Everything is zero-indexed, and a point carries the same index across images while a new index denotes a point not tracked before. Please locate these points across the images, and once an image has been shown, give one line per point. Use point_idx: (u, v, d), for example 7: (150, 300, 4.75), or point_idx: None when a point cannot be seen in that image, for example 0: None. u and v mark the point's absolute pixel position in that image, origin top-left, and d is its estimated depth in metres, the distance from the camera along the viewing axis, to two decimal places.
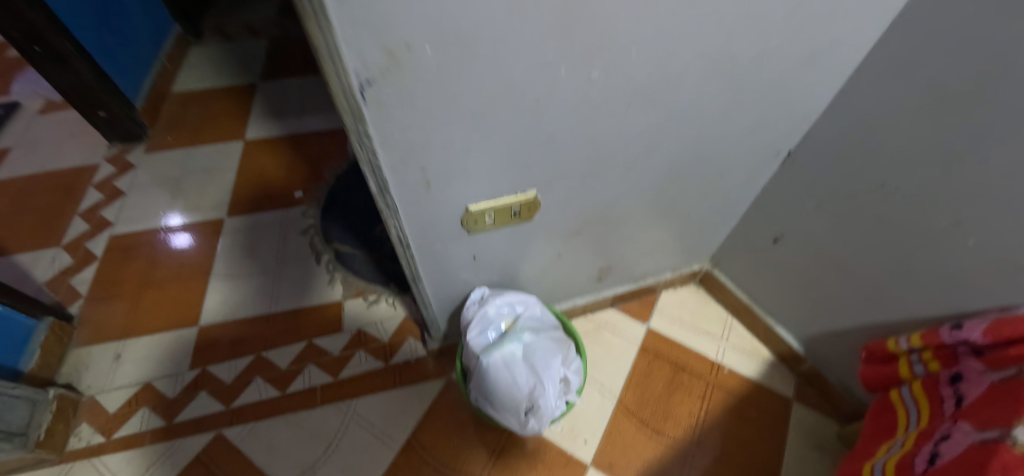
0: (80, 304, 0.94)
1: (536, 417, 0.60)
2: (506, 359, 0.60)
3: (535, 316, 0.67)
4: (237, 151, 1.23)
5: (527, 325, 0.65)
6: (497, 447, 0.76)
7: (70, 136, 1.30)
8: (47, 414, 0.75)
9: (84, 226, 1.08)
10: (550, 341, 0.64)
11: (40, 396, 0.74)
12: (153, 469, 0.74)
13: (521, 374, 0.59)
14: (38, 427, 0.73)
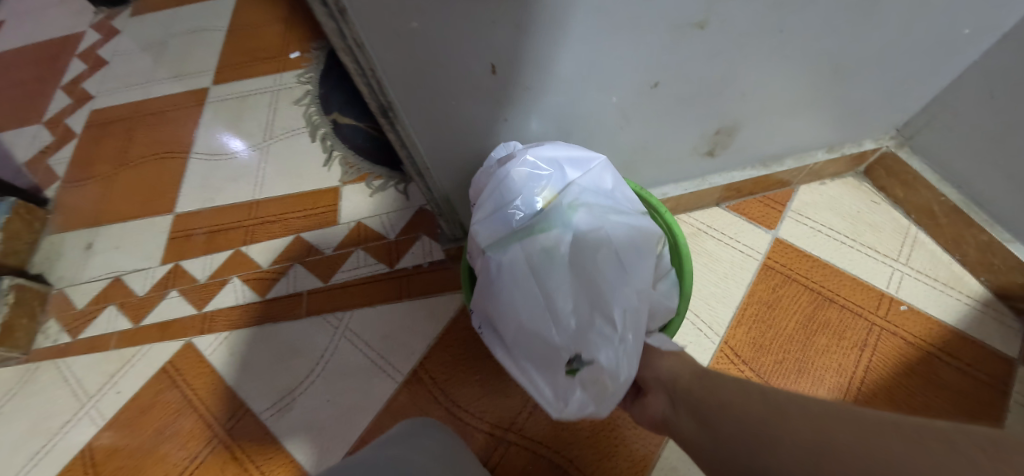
0: (56, 186, 0.81)
1: (590, 387, 0.37)
2: (534, 261, 0.38)
3: (598, 186, 0.40)
4: (227, 6, 0.98)
5: (580, 201, 0.39)
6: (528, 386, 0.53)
7: (61, 3, 1.13)
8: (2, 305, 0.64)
9: (67, 100, 0.93)
10: (620, 231, 0.39)
11: None
12: (117, 379, 0.62)
13: (559, 291, 0.38)
14: None
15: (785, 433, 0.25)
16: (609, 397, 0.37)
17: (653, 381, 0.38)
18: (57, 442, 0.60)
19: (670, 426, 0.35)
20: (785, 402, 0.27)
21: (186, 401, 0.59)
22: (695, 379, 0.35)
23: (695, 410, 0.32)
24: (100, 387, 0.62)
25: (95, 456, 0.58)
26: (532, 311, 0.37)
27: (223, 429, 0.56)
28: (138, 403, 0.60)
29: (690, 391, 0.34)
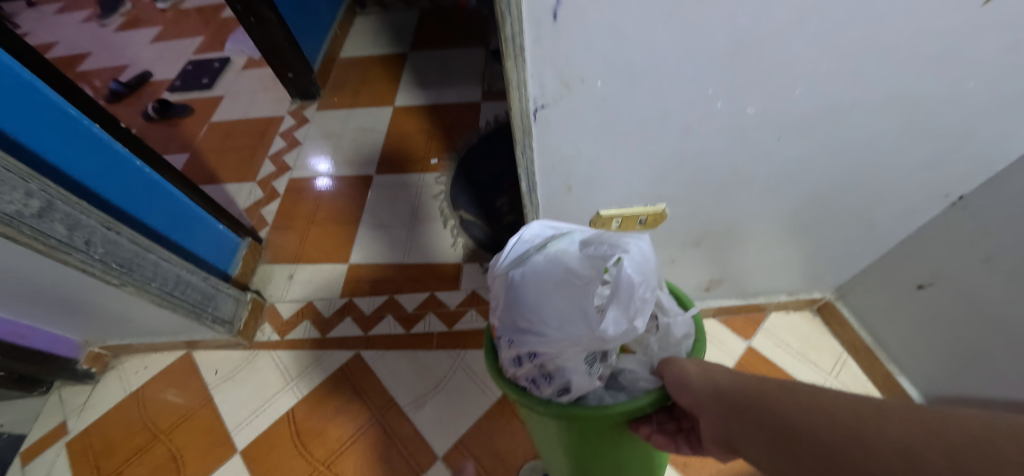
0: (267, 230, 1.21)
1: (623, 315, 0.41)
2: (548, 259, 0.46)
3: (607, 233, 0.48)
4: (387, 115, 1.40)
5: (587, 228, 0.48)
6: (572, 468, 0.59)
7: (265, 90, 1.59)
8: (245, 311, 1.02)
9: (272, 167, 1.35)
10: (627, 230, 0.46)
11: (242, 296, 1.02)
12: (310, 369, 0.97)
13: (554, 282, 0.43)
14: (239, 319, 1.00)
15: (842, 450, 0.30)
16: (638, 307, 0.42)
17: (695, 404, 0.40)
18: (270, 405, 0.95)
19: (733, 443, 0.39)
20: (841, 423, 0.31)
21: (354, 391, 0.93)
22: (737, 392, 0.38)
23: (757, 430, 0.36)
24: (299, 373, 0.97)
25: (295, 417, 0.92)
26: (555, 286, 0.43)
27: (378, 412, 0.89)
28: (323, 387, 0.94)
29: (735, 409, 0.38)
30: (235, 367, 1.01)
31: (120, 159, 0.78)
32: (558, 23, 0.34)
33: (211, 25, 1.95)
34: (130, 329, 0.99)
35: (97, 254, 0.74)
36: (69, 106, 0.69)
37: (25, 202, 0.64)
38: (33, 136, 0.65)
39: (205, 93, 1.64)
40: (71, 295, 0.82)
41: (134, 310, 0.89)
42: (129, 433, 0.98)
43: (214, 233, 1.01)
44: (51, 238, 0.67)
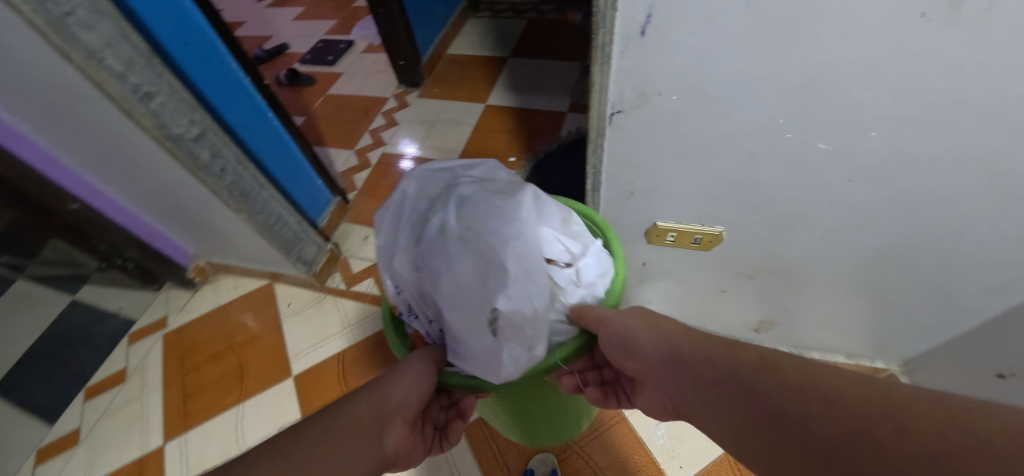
0: (355, 194, 1.35)
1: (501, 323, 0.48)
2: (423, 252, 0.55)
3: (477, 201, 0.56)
4: (477, 111, 1.50)
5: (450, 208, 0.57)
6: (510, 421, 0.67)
7: (378, 72, 1.77)
8: (322, 258, 1.15)
9: (369, 140, 1.51)
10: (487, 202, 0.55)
11: (324, 245, 1.16)
12: (365, 321, 1.08)
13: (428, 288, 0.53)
14: (317, 264, 1.14)
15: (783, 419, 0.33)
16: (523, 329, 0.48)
17: (649, 371, 0.47)
18: (326, 343, 1.07)
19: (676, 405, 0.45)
20: (758, 380, 0.36)
21: None
22: (673, 355, 0.44)
23: (709, 405, 0.39)
24: (355, 322, 1.09)
25: (345, 359, 1.03)
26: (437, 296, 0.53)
27: None
28: (374, 339, 1.05)
29: (674, 371, 0.44)
30: (304, 304, 1.15)
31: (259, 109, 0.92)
32: (647, 38, 0.40)
33: (344, 11, 2.21)
34: (232, 252, 1.17)
35: (226, 182, 0.89)
36: (234, 59, 0.84)
37: (187, 127, 0.79)
38: (205, 80, 0.80)
39: (327, 68, 1.85)
40: (198, 211, 1.00)
41: (240, 235, 1.06)
42: (212, 339, 1.15)
43: (313, 188, 1.15)
44: (197, 160, 0.83)
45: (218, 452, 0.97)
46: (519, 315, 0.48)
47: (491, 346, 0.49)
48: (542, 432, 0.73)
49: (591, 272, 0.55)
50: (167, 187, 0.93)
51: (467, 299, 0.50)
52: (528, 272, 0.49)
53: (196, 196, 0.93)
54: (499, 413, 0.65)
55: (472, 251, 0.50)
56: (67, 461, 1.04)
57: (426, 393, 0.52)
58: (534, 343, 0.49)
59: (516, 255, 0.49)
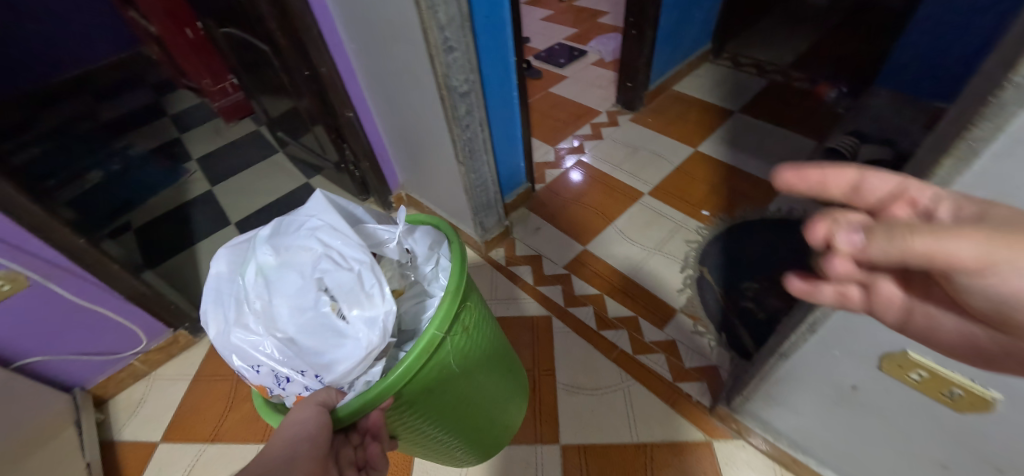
0: (542, 186, 1.42)
1: (360, 309, 0.54)
2: (262, 302, 0.55)
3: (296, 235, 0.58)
4: (685, 154, 1.45)
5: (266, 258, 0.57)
6: (439, 427, 0.68)
7: (599, 86, 1.83)
8: (497, 230, 1.23)
9: (570, 144, 1.57)
10: (309, 230, 0.57)
11: (502, 220, 1.23)
12: (510, 301, 1.14)
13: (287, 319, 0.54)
14: (491, 233, 1.21)
15: None
16: (372, 301, 0.54)
17: None
18: None
19: None
20: None
21: (531, 341, 1.05)
22: None
23: None
24: (500, 298, 1.15)
25: None
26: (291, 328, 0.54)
27: (537, 372, 1.01)
28: (512, 321, 1.10)
29: None
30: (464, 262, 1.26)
31: (507, 74, 1.02)
32: None
33: (586, 22, 2.32)
34: (428, 195, 1.31)
35: (465, 136, 0.97)
36: (511, 27, 0.95)
37: (462, 82, 0.89)
38: (486, 38, 0.91)
39: (555, 69, 1.98)
40: (427, 150, 1.13)
41: (447, 184, 1.17)
42: None
43: (513, 167, 1.23)
44: (455, 111, 0.92)
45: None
46: (355, 286, 0.54)
47: (342, 329, 0.54)
48: (467, 432, 0.75)
49: (418, 245, 0.66)
50: (416, 122, 1.07)
51: (306, 305, 0.53)
52: (342, 249, 0.56)
53: (433, 136, 1.05)
54: (418, 430, 0.65)
55: (289, 266, 0.55)
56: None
57: (324, 430, 0.51)
58: (379, 302, 0.54)
59: (324, 243, 0.56)
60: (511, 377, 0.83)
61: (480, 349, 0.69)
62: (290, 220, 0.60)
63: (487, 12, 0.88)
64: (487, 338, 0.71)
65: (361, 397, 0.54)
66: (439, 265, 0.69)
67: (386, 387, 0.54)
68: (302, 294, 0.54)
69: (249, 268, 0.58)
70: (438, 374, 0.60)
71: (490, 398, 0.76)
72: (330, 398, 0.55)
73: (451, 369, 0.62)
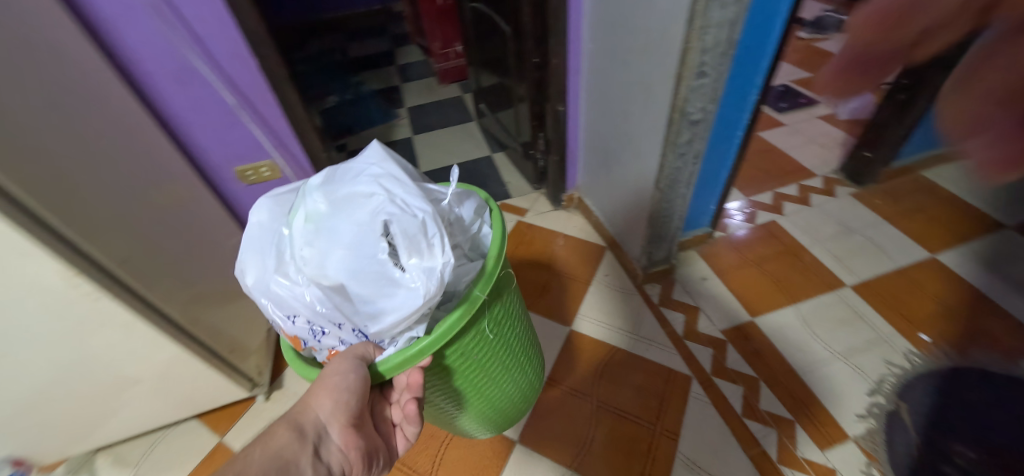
0: (721, 234, 1.42)
1: (414, 255, 0.56)
2: (312, 242, 0.59)
3: (348, 186, 0.62)
4: (910, 258, 1.28)
5: (317, 204, 0.62)
6: (459, 397, 0.75)
7: (822, 146, 1.65)
8: (663, 265, 1.31)
9: (768, 201, 1.49)
10: (360, 183, 0.61)
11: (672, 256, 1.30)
12: (650, 344, 1.18)
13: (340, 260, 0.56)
14: (658, 265, 1.30)
15: None
16: (428, 248, 0.57)
17: None
18: (613, 332, 1.23)
19: None
20: None
21: (661, 395, 1.08)
22: None
23: None
24: (641, 337, 1.21)
25: (615, 356, 1.17)
26: (341, 268, 0.56)
27: (657, 427, 1.03)
28: (648, 366, 1.14)
29: None
30: (615, 285, 1.35)
31: (740, 110, 0.99)
32: None
33: None
34: (608, 211, 1.45)
35: (675, 164, 0.95)
36: (766, 62, 0.90)
37: (697, 109, 0.84)
38: (737, 69, 0.89)
39: (773, 112, 1.84)
40: (629, 159, 1.13)
41: (633, 204, 1.24)
42: (543, 251, 1.50)
43: (702, 208, 1.27)
44: (677, 137, 0.89)
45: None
46: (417, 232, 0.56)
47: (398, 278, 0.56)
48: (490, 409, 0.83)
49: (464, 212, 0.69)
50: (625, 137, 1.12)
51: (362, 249, 0.56)
52: (403, 196, 0.60)
53: (637, 153, 1.08)
54: (441, 397, 0.73)
55: (349, 210, 0.59)
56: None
57: (361, 382, 0.60)
58: (433, 249, 0.57)
59: (382, 189, 0.60)
60: (535, 368, 0.90)
61: (514, 324, 0.78)
62: (345, 170, 0.66)
63: (750, 43, 0.85)
64: (520, 317, 0.81)
65: (403, 353, 0.61)
66: (481, 234, 0.73)
67: (425, 345, 0.60)
68: (358, 236, 0.56)
69: (298, 216, 0.63)
70: (474, 340, 0.68)
71: (516, 381, 0.83)
72: (369, 354, 0.63)
73: (487, 335, 0.70)
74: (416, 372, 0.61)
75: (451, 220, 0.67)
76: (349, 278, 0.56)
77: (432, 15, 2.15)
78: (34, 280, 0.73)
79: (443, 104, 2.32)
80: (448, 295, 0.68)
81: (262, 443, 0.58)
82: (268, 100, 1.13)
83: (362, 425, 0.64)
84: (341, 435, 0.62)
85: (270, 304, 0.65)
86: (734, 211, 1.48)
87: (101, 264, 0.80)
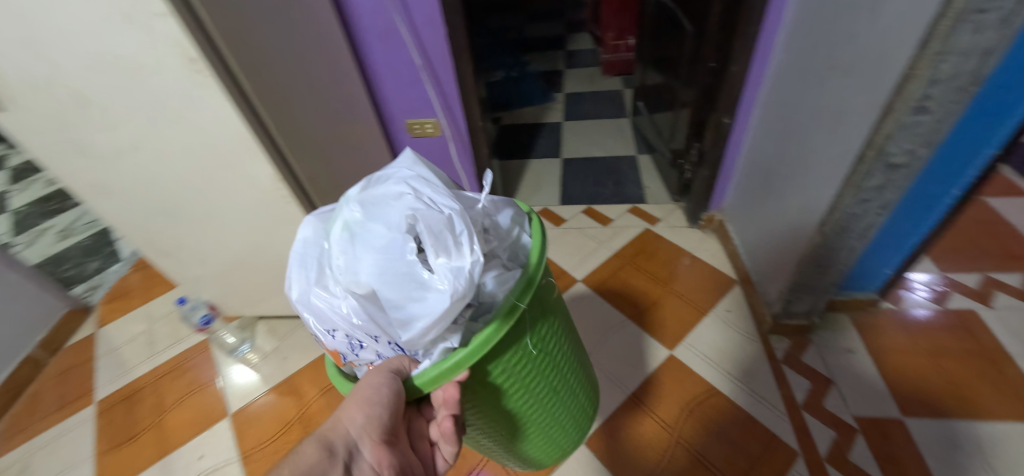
0: (891, 305, 1.20)
1: (443, 254, 0.54)
2: (343, 248, 0.58)
3: (380, 191, 0.62)
4: None
5: (350, 211, 0.61)
6: (501, 418, 0.71)
7: None
8: (799, 321, 1.19)
9: (972, 284, 1.20)
10: (391, 188, 0.61)
11: (815, 314, 1.16)
12: (755, 398, 1.11)
13: (369, 266, 0.54)
14: (793, 318, 1.19)
15: None
16: (458, 247, 0.54)
17: None
18: (716, 371, 1.18)
19: None
20: None
21: (753, 456, 1.01)
22: None
23: None
24: (747, 388, 1.13)
25: (711, 396, 1.13)
26: (370, 272, 0.54)
27: None
28: (746, 420, 1.07)
29: None
30: (733, 323, 1.30)
31: (963, 165, 0.82)
32: None
33: None
34: (752, 246, 1.38)
35: (853, 209, 0.82)
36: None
37: (901, 152, 0.71)
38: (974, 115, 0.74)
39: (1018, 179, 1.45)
40: (794, 194, 1.05)
41: (786, 243, 1.13)
42: (666, 267, 1.52)
43: (874, 270, 1.08)
44: (863, 179, 0.76)
45: (605, 316, 1.38)
46: (443, 229, 0.54)
47: (426, 279, 0.54)
48: (530, 431, 0.78)
49: (500, 218, 0.67)
50: (803, 165, 0.99)
51: (390, 251, 0.54)
52: (430, 195, 0.59)
53: (810, 188, 0.96)
54: (482, 420, 0.70)
55: (379, 214, 0.57)
56: (547, 228, 1.69)
57: (395, 398, 0.57)
58: (462, 249, 0.54)
59: (412, 192, 0.59)
60: (581, 389, 0.85)
61: (558, 337, 0.76)
62: (380, 178, 0.66)
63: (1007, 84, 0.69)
64: (561, 334, 0.78)
65: (437, 365, 0.59)
66: (521, 243, 0.70)
67: (462, 356, 0.58)
68: (387, 237, 0.55)
69: (334, 226, 0.63)
70: (515, 354, 0.65)
71: (558, 403, 0.79)
72: (403, 367, 0.61)
73: (528, 350, 0.68)
74: (451, 387, 0.58)
75: (485, 226, 0.64)
76: (378, 282, 0.53)
77: (612, 8, 2.25)
78: (256, 178, 0.95)
79: (599, 99, 2.33)
80: (484, 308, 0.65)
81: (290, 460, 0.52)
82: (445, 62, 1.27)
83: (397, 441, 0.59)
84: (375, 452, 0.56)
85: (310, 320, 0.64)
86: (917, 283, 1.24)
87: (297, 177, 1.01)
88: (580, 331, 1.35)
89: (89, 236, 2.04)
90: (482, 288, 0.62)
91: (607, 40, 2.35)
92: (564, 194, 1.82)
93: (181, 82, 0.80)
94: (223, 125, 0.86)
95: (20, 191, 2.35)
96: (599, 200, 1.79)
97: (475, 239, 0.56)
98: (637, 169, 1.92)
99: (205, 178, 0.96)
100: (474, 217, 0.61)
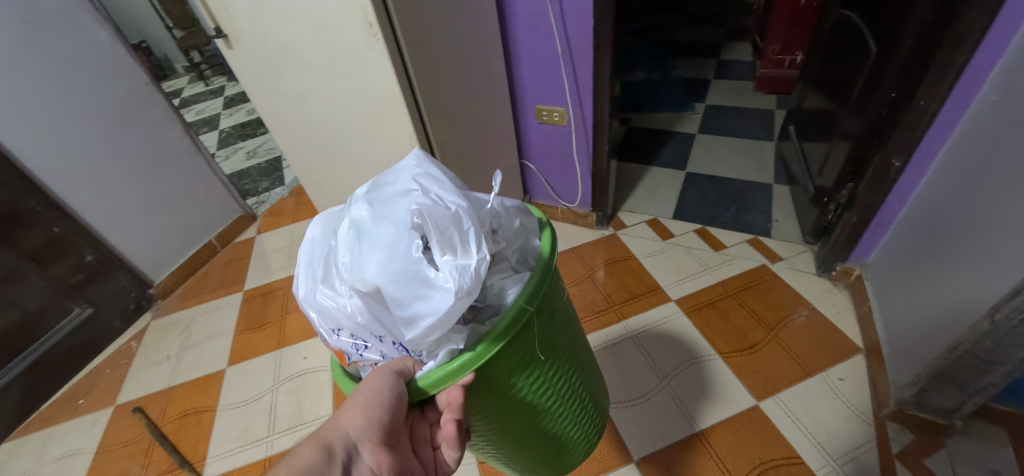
0: None
1: (450, 251, 0.56)
2: (349, 246, 0.60)
3: (388, 190, 0.64)
4: None
5: (358, 210, 0.64)
6: (507, 423, 0.72)
7: None
8: (933, 416, 1.01)
9: None
10: (399, 187, 0.63)
11: (960, 414, 0.97)
12: None
13: (373, 263, 0.56)
14: (926, 412, 1.01)
15: None
16: (465, 244, 0.57)
17: None
18: (806, 439, 1.07)
19: None
20: None
21: None
22: None
23: None
24: (838, 469, 1.01)
25: (792, 463, 1.03)
26: (374, 269, 0.55)
27: None
28: None
29: None
30: (844, 397, 1.14)
31: None
32: None
33: None
34: (891, 314, 1.17)
35: None
36: None
37: None
38: None
39: None
40: (968, 267, 0.87)
41: (936, 323, 0.95)
42: (776, 312, 1.36)
43: None
44: None
45: (693, 346, 1.30)
46: (449, 226, 0.57)
47: (433, 277, 0.55)
48: (533, 440, 0.79)
49: (510, 219, 0.70)
50: (998, 233, 0.80)
51: (395, 249, 0.56)
52: (438, 192, 0.62)
53: (991, 263, 0.79)
54: (486, 425, 0.71)
55: (386, 212, 0.60)
56: (651, 239, 1.62)
57: (398, 399, 0.59)
58: (467, 247, 0.57)
59: (420, 189, 0.62)
60: (587, 401, 0.85)
61: (565, 345, 0.77)
62: (387, 178, 0.69)
63: None
64: (569, 337, 0.79)
65: (442, 367, 0.60)
66: (530, 246, 0.73)
67: (468, 359, 0.59)
68: (395, 234, 0.57)
69: (343, 225, 0.65)
70: (522, 361, 0.66)
71: (566, 409, 0.80)
72: (406, 369, 0.63)
73: (534, 357, 0.69)
74: (456, 390, 0.58)
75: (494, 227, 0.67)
76: (384, 281, 0.54)
77: (783, 24, 2.01)
78: (397, 134, 1.08)
79: (743, 117, 2.13)
80: (492, 310, 0.66)
81: (289, 463, 0.56)
82: (586, 54, 1.28)
83: (396, 445, 0.62)
84: (373, 456, 0.60)
85: (315, 318, 0.65)
86: None
87: (430, 140, 1.12)
88: (662, 350, 1.30)
89: (266, 160, 2.51)
90: (489, 290, 0.65)
91: (770, 53, 2.12)
92: (679, 208, 1.72)
93: (356, 42, 0.93)
94: (381, 84, 0.99)
95: (229, 116, 2.97)
96: (715, 222, 1.65)
97: (480, 238, 0.58)
98: (770, 199, 1.72)
99: (358, 127, 1.12)
100: (483, 217, 0.64)
